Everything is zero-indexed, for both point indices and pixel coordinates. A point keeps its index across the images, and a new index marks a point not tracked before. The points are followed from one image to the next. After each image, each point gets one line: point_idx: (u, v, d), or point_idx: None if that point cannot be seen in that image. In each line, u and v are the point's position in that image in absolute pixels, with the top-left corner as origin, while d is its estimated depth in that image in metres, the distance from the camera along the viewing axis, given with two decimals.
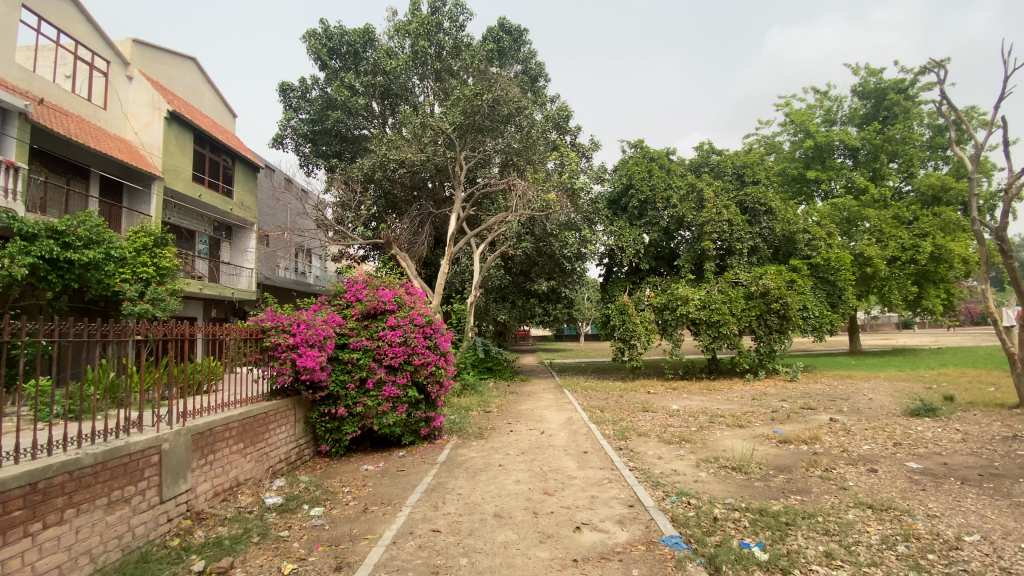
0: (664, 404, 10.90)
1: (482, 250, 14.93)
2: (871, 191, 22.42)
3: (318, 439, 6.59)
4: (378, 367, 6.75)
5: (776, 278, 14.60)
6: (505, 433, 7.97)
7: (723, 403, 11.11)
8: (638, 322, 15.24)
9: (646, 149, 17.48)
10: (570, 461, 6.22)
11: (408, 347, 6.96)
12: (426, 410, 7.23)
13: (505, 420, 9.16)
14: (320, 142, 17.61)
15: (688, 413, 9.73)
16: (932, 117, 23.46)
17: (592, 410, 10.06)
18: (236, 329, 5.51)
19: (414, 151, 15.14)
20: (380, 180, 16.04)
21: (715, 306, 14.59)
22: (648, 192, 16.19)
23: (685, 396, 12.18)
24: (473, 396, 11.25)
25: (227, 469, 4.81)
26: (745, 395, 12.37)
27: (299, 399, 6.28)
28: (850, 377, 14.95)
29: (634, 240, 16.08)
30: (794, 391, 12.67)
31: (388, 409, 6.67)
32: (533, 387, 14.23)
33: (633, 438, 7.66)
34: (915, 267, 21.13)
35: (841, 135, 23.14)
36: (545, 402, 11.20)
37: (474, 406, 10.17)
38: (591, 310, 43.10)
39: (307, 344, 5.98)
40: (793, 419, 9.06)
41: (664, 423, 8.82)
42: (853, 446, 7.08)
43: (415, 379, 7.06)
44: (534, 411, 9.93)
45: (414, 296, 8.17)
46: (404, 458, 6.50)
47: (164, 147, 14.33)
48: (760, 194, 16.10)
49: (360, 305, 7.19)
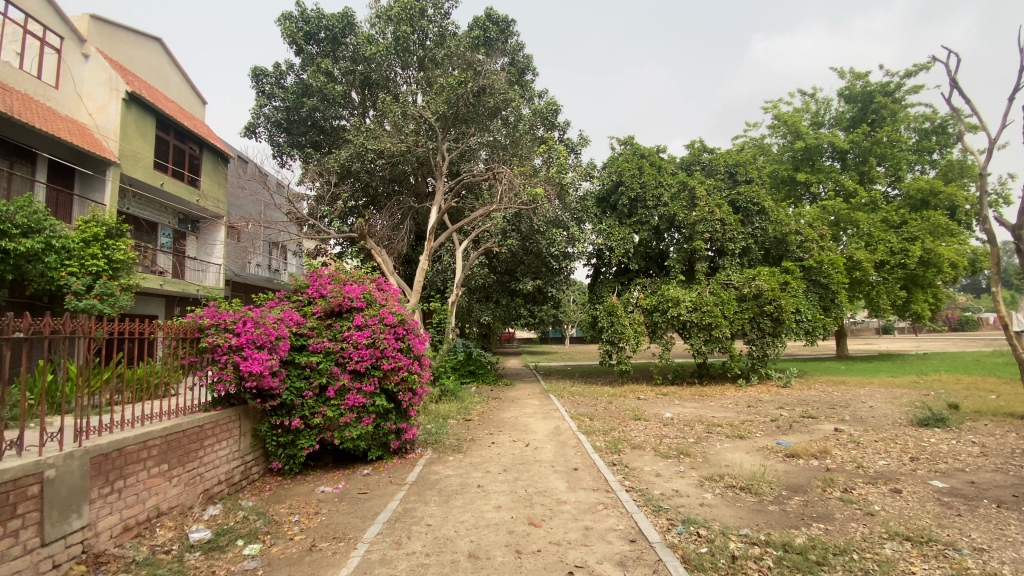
0: (657, 411, 10.22)
1: (465, 247, 14.09)
2: (861, 194, 22.16)
3: (269, 455, 5.73)
4: (341, 373, 5.94)
5: (770, 280, 14.06)
6: (486, 446, 7.17)
7: (719, 410, 10.49)
8: (627, 324, 14.60)
9: (636, 146, 16.86)
10: (559, 480, 5.46)
11: (377, 351, 6.13)
12: (396, 421, 6.40)
13: (486, 429, 8.36)
14: (296, 132, 16.61)
15: (684, 422, 9.03)
16: (918, 122, 23.36)
17: (580, 418, 9.34)
18: (168, 326, 4.67)
19: (395, 141, 14.35)
20: (359, 172, 15.16)
21: (706, 308, 14.01)
22: (638, 190, 15.50)
23: (677, 403, 11.53)
24: (453, 402, 10.43)
25: (143, 497, 3.96)
26: (739, 401, 11.79)
27: (245, 409, 5.42)
28: (844, 383, 14.48)
29: (624, 239, 15.41)
30: (790, 397, 12.12)
31: (351, 420, 5.86)
32: (517, 392, 13.49)
33: (628, 451, 6.94)
34: (904, 271, 20.93)
35: (830, 137, 22.91)
36: (530, 409, 10.43)
37: (453, 415, 9.36)
38: (577, 312, 42.59)
39: (255, 345, 5.14)
40: (797, 429, 8.44)
41: (660, 434, 8.12)
42: (867, 462, 6.45)
43: (384, 387, 6.23)
44: (518, 420, 9.15)
45: (387, 294, 7.37)
46: (369, 478, 5.68)
47: (121, 131, 13.26)
48: (753, 193, 15.57)
49: (323, 303, 6.42)
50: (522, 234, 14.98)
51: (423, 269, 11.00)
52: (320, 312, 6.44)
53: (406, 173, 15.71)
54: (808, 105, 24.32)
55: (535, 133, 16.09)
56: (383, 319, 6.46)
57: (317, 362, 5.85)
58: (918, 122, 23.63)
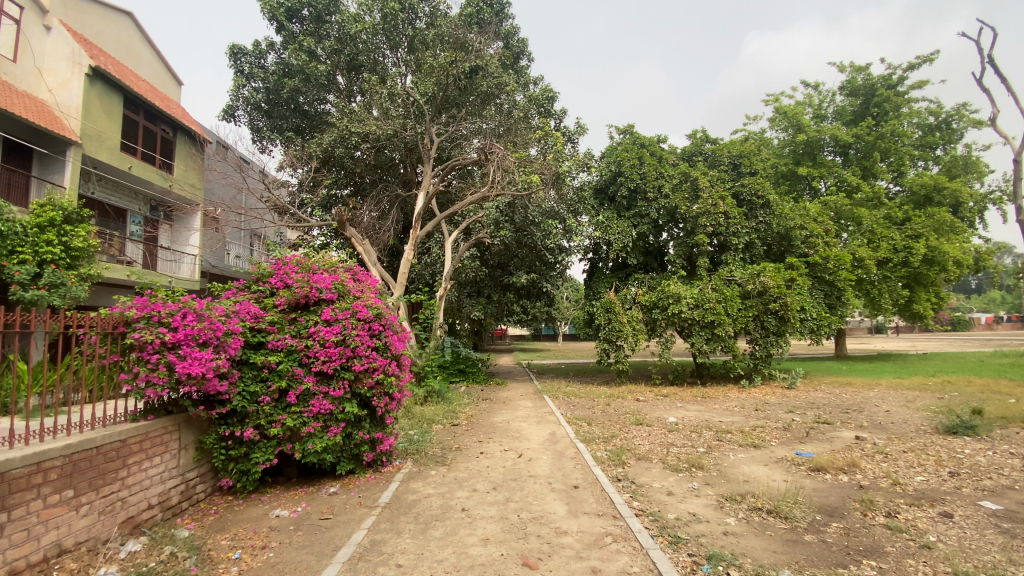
0: (659, 416, 9.48)
1: (455, 237, 13.23)
2: (863, 189, 21.57)
3: (218, 471, 4.92)
4: (306, 375, 5.13)
5: (776, 277, 13.39)
6: (475, 456, 6.38)
7: (726, 414, 9.76)
8: (625, 321, 13.84)
9: (636, 135, 16.06)
10: (558, 502, 4.69)
11: (347, 349, 5.33)
12: (370, 430, 5.59)
13: (475, 436, 7.57)
14: (278, 116, 15.64)
15: (690, 428, 8.29)
16: (921, 117, 22.82)
17: (577, 423, 8.56)
18: (98, 320, 3.97)
19: (380, 124, 13.49)
20: (342, 157, 14.28)
21: (709, 305, 13.28)
22: (638, 181, 14.72)
23: (679, 406, 10.80)
24: (439, 405, 9.62)
25: (36, 534, 3.18)
26: (745, 404, 11.08)
27: (187, 418, 4.59)
28: (850, 384, 13.87)
29: (623, 232, 14.62)
30: (798, 400, 11.43)
31: (316, 430, 5.06)
32: (508, 392, 12.71)
33: (634, 464, 6.18)
34: (907, 269, 20.37)
35: (832, 131, 22.30)
36: (524, 412, 9.63)
37: (439, 420, 8.55)
38: (570, 309, 41.87)
39: (196, 341, 4.32)
40: (815, 437, 7.73)
41: (667, 442, 7.36)
42: (903, 479, 5.74)
43: (356, 391, 5.41)
44: (510, 425, 8.36)
45: (364, 285, 6.53)
46: (336, 498, 4.88)
47: (84, 109, 12.26)
48: (758, 185, 14.84)
49: (286, 294, 5.60)
50: (515, 226, 14.15)
51: (409, 260, 10.15)
52: (284, 304, 5.62)
53: (392, 158, 14.80)
54: (810, 98, 23.63)
55: (530, 120, 15.25)
56: (356, 313, 5.62)
57: (277, 362, 5.04)
58: (920, 118, 23.09)
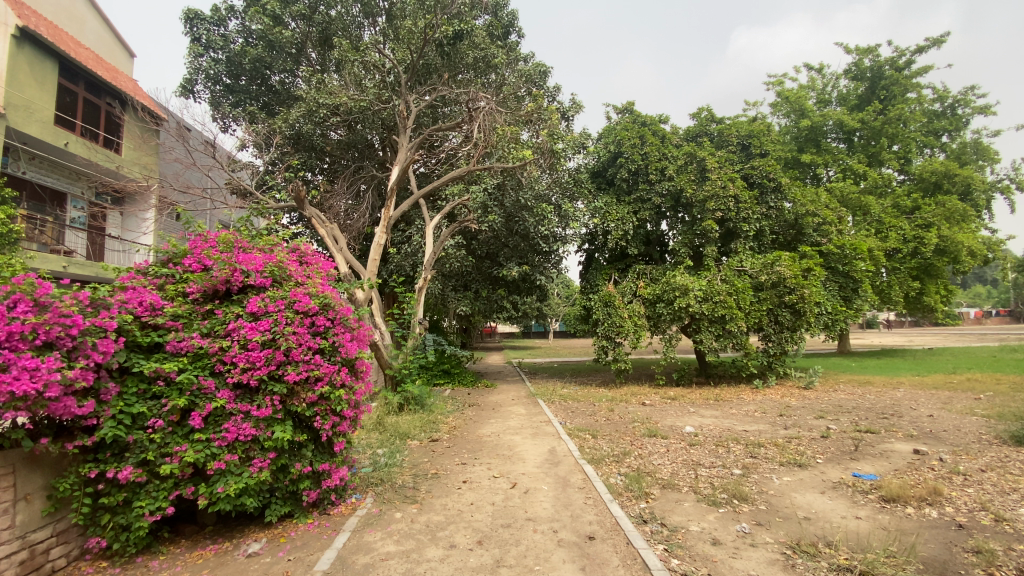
0: (673, 425, 8.16)
1: (437, 221, 11.73)
2: (869, 176, 20.50)
3: (86, 528, 3.51)
4: (218, 390, 3.76)
5: (793, 265, 12.13)
6: (456, 487, 4.98)
7: (748, 421, 8.47)
8: (625, 316, 12.52)
9: (636, 113, 14.65)
10: (570, 567, 3.33)
11: (279, 353, 3.94)
12: (314, 461, 4.19)
13: (459, 456, 6.17)
14: (241, 91, 14.04)
15: (715, 442, 6.96)
16: (927, 102, 21.84)
17: (580, 436, 7.19)
18: None
19: (352, 94, 12.00)
20: (311, 134, 12.72)
21: (719, 298, 11.99)
22: (639, 162, 13.35)
23: (691, 412, 9.49)
24: (417, 415, 8.20)
25: None
26: (765, 408, 9.83)
27: (28, 459, 3.17)
28: (871, 384, 12.71)
29: (623, 218, 13.27)
30: (822, 403, 10.21)
31: (230, 465, 3.67)
32: (498, 396, 11.35)
33: (659, 495, 4.84)
34: (917, 260, 19.36)
35: (837, 115, 21.18)
36: (517, 422, 8.24)
37: (414, 435, 7.13)
38: (561, 305, 40.53)
39: (28, 344, 2.94)
40: (867, 452, 6.45)
41: (691, 461, 6.03)
42: (1006, 512, 4.47)
43: (292, 410, 4.01)
44: (500, 439, 6.97)
45: (312, 269, 5.11)
46: (256, 562, 3.48)
47: (9, 74, 10.55)
48: (770, 167, 13.40)
49: (199, 279, 4.22)
50: (505, 211, 12.47)
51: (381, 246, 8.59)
52: (196, 292, 4.23)
53: (367, 136, 13.32)
54: (813, 81, 22.53)
55: (520, 96, 13.79)
56: (292, 303, 4.22)
57: (175, 371, 3.64)
58: (925, 103, 22.12)
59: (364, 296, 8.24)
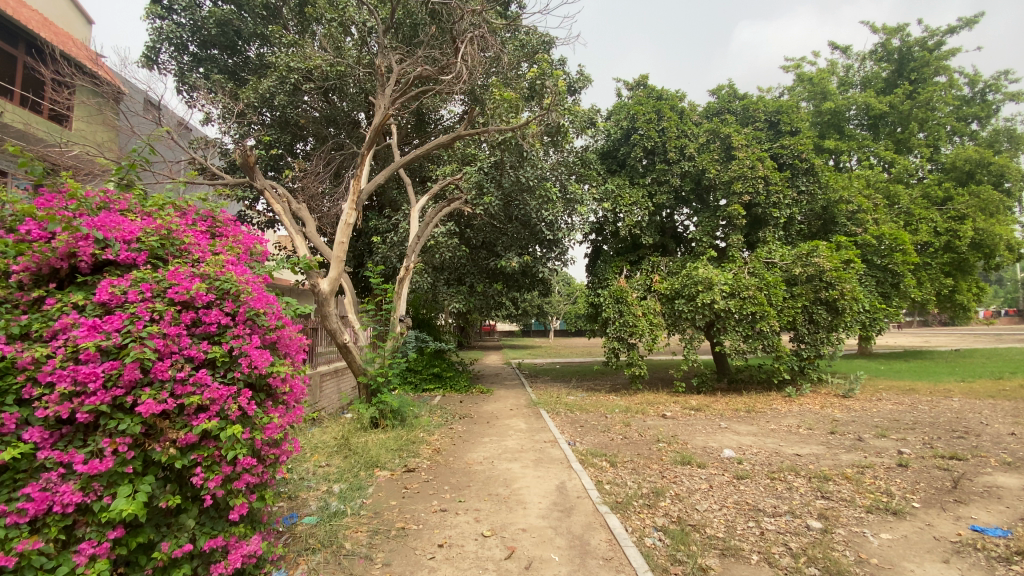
0: (706, 447, 6.68)
1: (423, 203, 10.21)
2: (899, 164, 18.89)
3: None
4: (26, 429, 2.30)
5: (833, 257, 10.62)
6: (426, 557, 3.48)
7: (795, 442, 6.98)
8: (639, 314, 11.03)
9: (651, 87, 13.13)
10: None
11: (133, 368, 2.47)
12: (197, 537, 2.69)
13: (439, 496, 4.68)
14: (207, 60, 12.53)
15: (768, 474, 5.48)
16: (958, 86, 20.38)
17: (595, 464, 5.70)
18: None
19: (328, 58, 10.49)
20: (283, 106, 11.19)
21: (748, 294, 10.49)
22: (655, 139, 11.85)
23: (722, 428, 8.00)
24: (394, 434, 6.72)
25: None
26: (807, 422, 8.34)
27: None
28: (917, 392, 11.21)
29: (636, 203, 11.80)
30: (874, 416, 8.70)
31: (35, 555, 2.22)
32: (494, 405, 9.85)
33: (721, 572, 3.35)
34: (951, 255, 17.78)
35: (863, 98, 19.64)
36: (516, 441, 6.76)
37: (385, 463, 5.64)
38: (561, 304, 38.92)
39: None
40: (972, 491, 4.96)
41: (745, 506, 4.53)
42: None
43: (159, 459, 2.53)
44: (494, 469, 5.47)
45: (225, 242, 3.64)
46: None
47: None
48: (801, 146, 11.89)
49: (29, 252, 2.76)
50: (503, 194, 10.71)
51: (347, 229, 6.75)
52: (23, 272, 2.75)
53: (348, 110, 11.85)
54: (836, 63, 21.03)
55: (522, 65, 12.23)
56: (167, 289, 2.76)
57: None
58: (956, 87, 20.67)
59: (329, 288, 6.78)
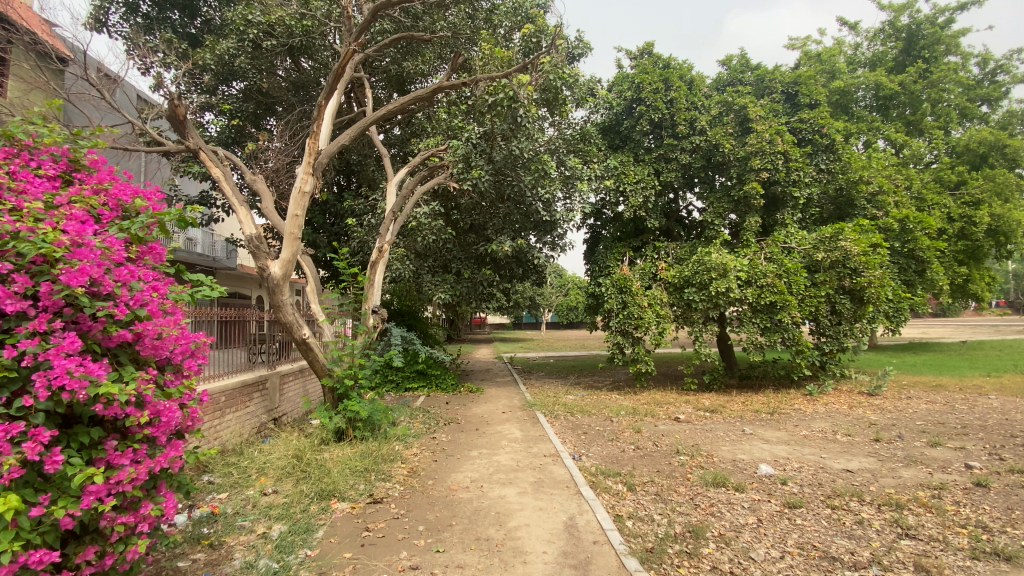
0: (736, 461, 5.60)
1: (402, 177, 9.03)
2: (911, 146, 17.85)
3: None
4: None
5: (861, 240, 9.54)
6: None
7: (839, 454, 5.90)
8: (645, 304, 9.92)
9: (656, 55, 11.96)
10: None
11: None
12: None
13: (410, 543, 3.52)
14: (163, 21, 11.07)
15: (826, 501, 4.42)
16: (969, 66, 19.46)
17: (610, 489, 4.60)
18: None
19: (293, 11, 9.20)
20: (244, 69, 9.88)
21: (766, 282, 9.42)
22: (663, 110, 10.73)
23: (747, 434, 6.93)
24: (363, 448, 5.58)
25: None
26: (843, 427, 7.30)
27: None
28: (946, 389, 10.25)
29: (642, 182, 10.68)
30: (917, 419, 7.68)
31: None
32: (484, 408, 8.69)
33: None
34: (966, 242, 16.85)
35: (872, 76, 18.62)
36: (512, 455, 5.63)
37: (347, 491, 4.48)
38: (553, 296, 37.76)
39: None
40: None
41: (815, 554, 3.46)
42: None
43: None
44: (484, 498, 4.35)
45: (78, 190, 2.47)
46: None
47: None
48: (822, 119, 10.81)
49: None
50: (494, 168, 9.50)
51: (302, 200, 5.54)
52: None
53: (319, 76, 10.58)
54: (843, 41, 19.95)
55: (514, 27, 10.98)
56: None
57: None
58: (966, 67, 19.74)
59: (282, 272, 5.58)
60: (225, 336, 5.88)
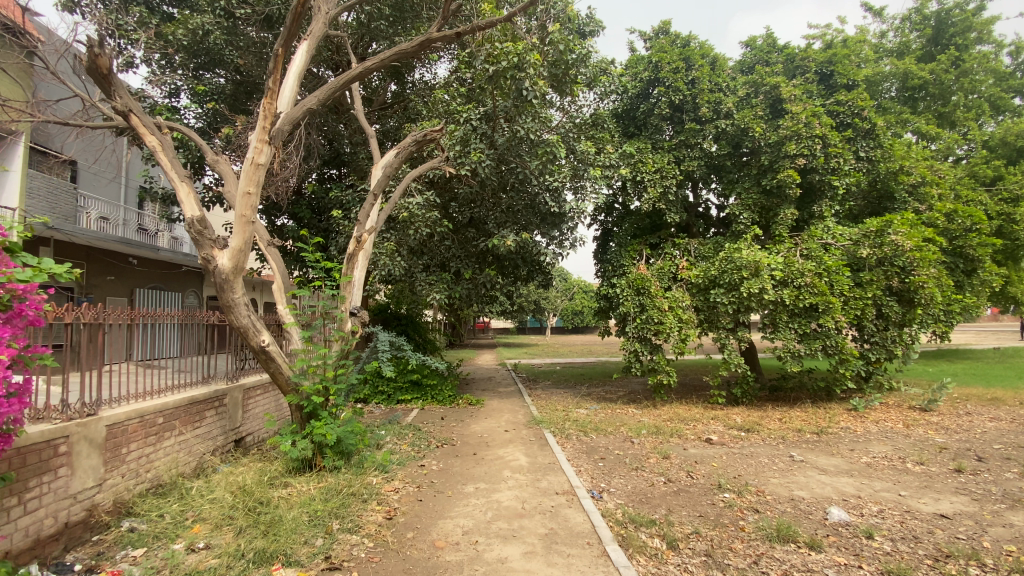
0: (796, 502, 4.48)
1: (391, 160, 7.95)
2: (943, 139, 16.69)
3: None
4: None
5: (913, 233, 8.40)
6: None
7: (921, 492, 4.76)
8: (665, 306, 8.82)
9: (675, 34, 10.91)
10: None
11: None
12: None
13: None
14: None
15: (933, 567, 3.31)
16: (1002, 55, 18.32)
17: (645, 547, 3.48)
18: None
19: None
20: (219, 45, 8.92)
21: (804, 281, 8.29)
22: (686, 91, 9.65)
23: (797, 462, 5.79)
24: (330, 482, 4.47)
25: None
26: (906, 451, 6.16)
27: None
28: (1007, 404, 9.05)
29: (662, 170, 9.58)
30: (992, 442, 6.52)
31: None
32: (485, 425, 7.57)
33: None
34: (1006, 241, 15.61)
35: (900, 66, 17.48)
36: (515, 492, 4.52)
37: (298, 548, 3.39)
38: (558, 301, 36.52)
39: None
40: None
41: None
42: None
43: None
44: (479, 562, 3.25)
45: None
46: None
47: None
48: (862, 100, 9.73)
49: None
50: (497, 153, 8.46)
51: (257, 174, 4.50)
52: None
53: None
54: (867, 29, 18.86)
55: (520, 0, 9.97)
56: None
57: None
58: (999, 57, 18.59)
59: (232, 264, 4.54)
60: (166, 343, 4.84)
